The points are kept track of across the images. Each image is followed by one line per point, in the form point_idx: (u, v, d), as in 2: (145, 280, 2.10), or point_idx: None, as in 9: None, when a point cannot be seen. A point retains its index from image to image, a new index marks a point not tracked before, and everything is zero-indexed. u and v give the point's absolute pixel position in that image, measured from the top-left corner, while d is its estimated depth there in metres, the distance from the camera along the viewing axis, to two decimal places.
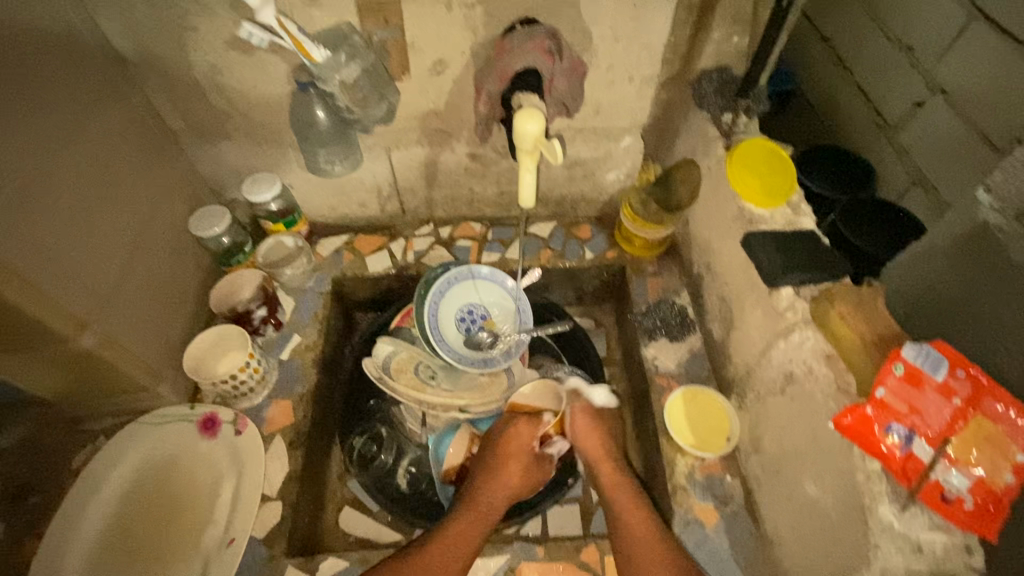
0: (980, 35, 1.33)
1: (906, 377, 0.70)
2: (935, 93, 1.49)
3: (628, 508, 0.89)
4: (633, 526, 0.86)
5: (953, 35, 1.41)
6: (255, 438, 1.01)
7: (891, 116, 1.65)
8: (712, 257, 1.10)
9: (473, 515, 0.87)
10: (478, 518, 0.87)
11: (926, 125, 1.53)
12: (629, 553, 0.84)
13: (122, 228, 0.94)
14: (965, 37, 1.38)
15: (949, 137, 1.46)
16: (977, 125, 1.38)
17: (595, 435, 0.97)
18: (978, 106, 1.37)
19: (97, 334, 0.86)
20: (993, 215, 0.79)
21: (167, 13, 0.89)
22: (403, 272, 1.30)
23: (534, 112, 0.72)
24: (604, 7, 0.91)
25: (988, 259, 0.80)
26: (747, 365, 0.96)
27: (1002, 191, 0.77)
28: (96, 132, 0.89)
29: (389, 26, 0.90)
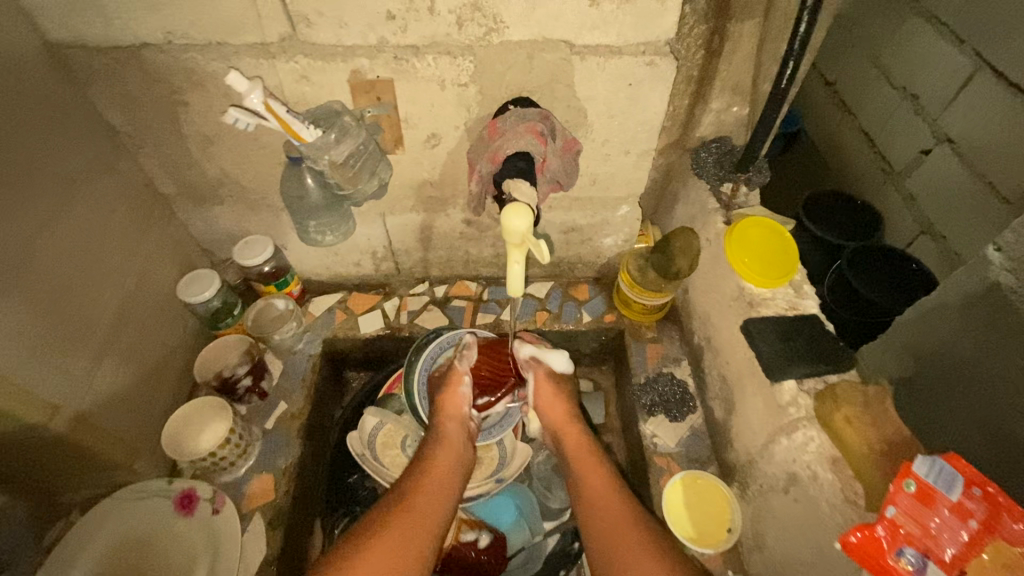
0: (987, 83, 1.35)
1: (917, 496, 0.65)
2: (941, 142, 1.50)
3: (590, 463, 0.94)
4: (589, 473, 0.93)
5: (959, 86, 1.44)
6: (232, 519, 0.97)
7: (897, 164, 1.65)
8: (711, 332, 1.06)
9: (446, 458, 0.91)
10: (451, 461, 0.91)
11: (933, 173, 1.52)
12: (586, 496, 0.90)
13: (106, 301, 0.91)
14: (974, 84, 1.40)
15: (960, 188, 1.44)
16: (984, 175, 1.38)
17: (558, 399, 0.99)
18: (984, 156, 1.38)
19: (70, 416, 0.83)
20: (1008, 276, 0.61)
21: (160, 90, 0.88)
22: (396, 334, 1.27)
23: (521, 207, 0.69)
24: (600, 86, 0.90)
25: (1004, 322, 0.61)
26: (749, 454, 0.91)
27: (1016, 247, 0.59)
28: (84, 206, 0.87)
29: (381, 103, 0.90)
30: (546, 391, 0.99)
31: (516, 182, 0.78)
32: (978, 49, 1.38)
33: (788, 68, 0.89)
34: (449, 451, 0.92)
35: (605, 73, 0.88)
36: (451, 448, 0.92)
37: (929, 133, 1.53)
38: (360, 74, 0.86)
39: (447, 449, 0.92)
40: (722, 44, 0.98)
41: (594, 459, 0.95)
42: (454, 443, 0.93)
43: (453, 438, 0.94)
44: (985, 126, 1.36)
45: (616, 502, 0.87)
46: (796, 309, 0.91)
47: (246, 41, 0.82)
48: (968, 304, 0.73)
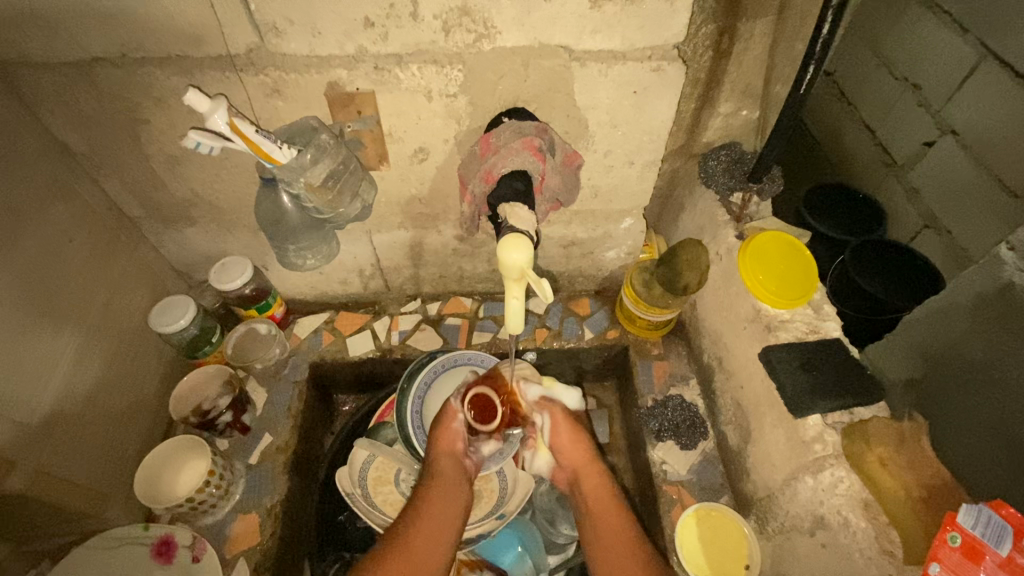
0: (992, 76, 1.24)
1: (965, 551, 0.59)
2: (944, 133, 1.38)
3: (606, 507, 0.84)
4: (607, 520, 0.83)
5: (962, 76, 1.32)
6: (214, 569, 0.91)
7: (899, 156, 1.52)
8: (723, 353, 1.00)
9: (444, 496, 0.80)
10: (450, 500, 0.80)
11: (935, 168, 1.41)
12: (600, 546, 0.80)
13: (66, 340, 0.83)
14: (975, 78, 1.29)
15: (960, 178, 1.35)
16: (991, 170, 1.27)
17: (574, 437, 0.91)
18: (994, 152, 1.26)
19: (28, 471, 0.75)
20: (1020, 275, 0.61)
21: (117, 107, 0.80)
22: (388, 356, 1.20)
23: (521, 238, 0.62)
24: (603, 95, 0.82)
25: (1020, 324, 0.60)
26: (768, 489, 0.85)
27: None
28: (36, 237, 0.79)
29: (363, 117, 0.82)
30: (563, 428, 0.92)
31: (512, 204, 0.70)
32: (984, 38, 1.26)
33: (807, 74, 0.83)
34: (446, 489, 0.81)
35: (608, 81, 0.80)
36: (448, 485, 0.82)
37: (931, 123, 1.41)
38: (338, 87, 0.78)
39: (445, 486, 0.81)
40: (732, 44, 0.90)
41: (605, 497, 0.86)
42: (451, 480, 0.82)
43: (449, 475, 0.83)
44: (996, 114, 1.24)
45: (630, 546, 0.78)
46: (816, 333, 0.84)
47: (210, 53, 0.74)
48: (977, 300, 0.65)
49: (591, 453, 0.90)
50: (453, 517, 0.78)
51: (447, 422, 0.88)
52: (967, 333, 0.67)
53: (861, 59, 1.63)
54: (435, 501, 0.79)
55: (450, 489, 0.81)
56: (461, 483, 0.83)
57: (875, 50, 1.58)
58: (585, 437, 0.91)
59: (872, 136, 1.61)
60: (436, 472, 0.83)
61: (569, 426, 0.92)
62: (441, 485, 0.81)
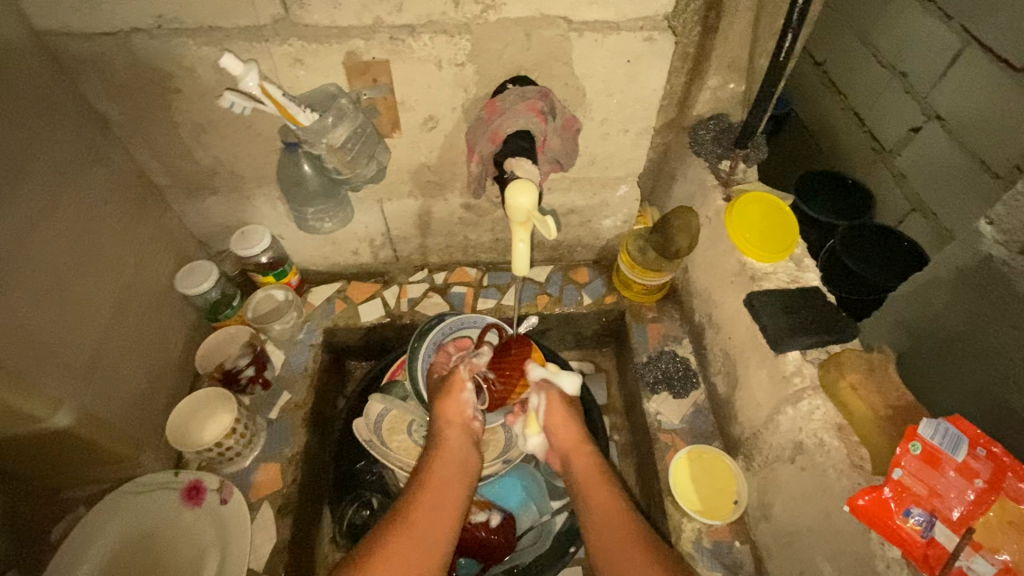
0: (977, 61, 1.29)
1: (924, 457, 0.66)
2: (930, 119, 1.44)
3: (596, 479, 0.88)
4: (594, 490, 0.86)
5: (948, 61, 1.37)
6: (241, 509, 0.98)
7: (886, 142, 1.59)
8: (713, 309, 1.07)
9: (448, 469, 0.84)
10: (454, 472, 0.84)
11: (924, 150, 1.47)
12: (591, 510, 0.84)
13: (104, 294, 0.90)
14: (960, 63, 1.34)
15: (946, 161, 1.40)
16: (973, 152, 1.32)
17: (565, 418, 0.95)
18: (975, 132, 1.31)
19: (73, 411, 0.81)
20: (999, 248, 0.67)
21: (151, 77, 0.86)
22: (397, 322, 1.27)
23: (528, 184, 0.69)
24: (599, 64, 0.89)
25: (996, 295, 0.68)
26: (753, 427, 0.92)
27: (1006, 223, 0.66)
28: (77, 198, 0.86)
29: (378, 85, 0.89)
30: (555, 407, 0.95)
31: (520, 160, 0.78)
32: (967, 23, 1.32)
33: (786, 42, 0.90)
34: (450, 463, 0.85)
35: (604, 50, 0.87)
36: (454, 458, 0.86)
37: (918, 108, 1.47)
38: (355, 56, 0.84)
39: (450, 460, 0.85)
40: (718, 19, 0.97)
41: (596, 473, 0.89)
42: (455, 454, 0.86)
43: (454, 448, 0.87)
44: (979, 101, 1.29)
45: (619, 514, 0.82)
46: (796, 283, 0.92)
47: (238, 24, 0.80)
48: (958, 274, 0.73)
49: (580, 434, 0.93)
50: (456, 487, 0.82)
51: (451, 399, 0.92)
52: (949, 302, 0.75)
53: (851, 51, 1.69)
54: (439, 473, 0.83)
55: (455, 462, 0.85)
56: (465, 457, 0.87)
57: (867, 44, 1.63)
58: (576, 419, 0.95)
59: (862, 125, 1.67)
60: (443, 445, 0.87)
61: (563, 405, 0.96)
62: (445, 459, 0.85)
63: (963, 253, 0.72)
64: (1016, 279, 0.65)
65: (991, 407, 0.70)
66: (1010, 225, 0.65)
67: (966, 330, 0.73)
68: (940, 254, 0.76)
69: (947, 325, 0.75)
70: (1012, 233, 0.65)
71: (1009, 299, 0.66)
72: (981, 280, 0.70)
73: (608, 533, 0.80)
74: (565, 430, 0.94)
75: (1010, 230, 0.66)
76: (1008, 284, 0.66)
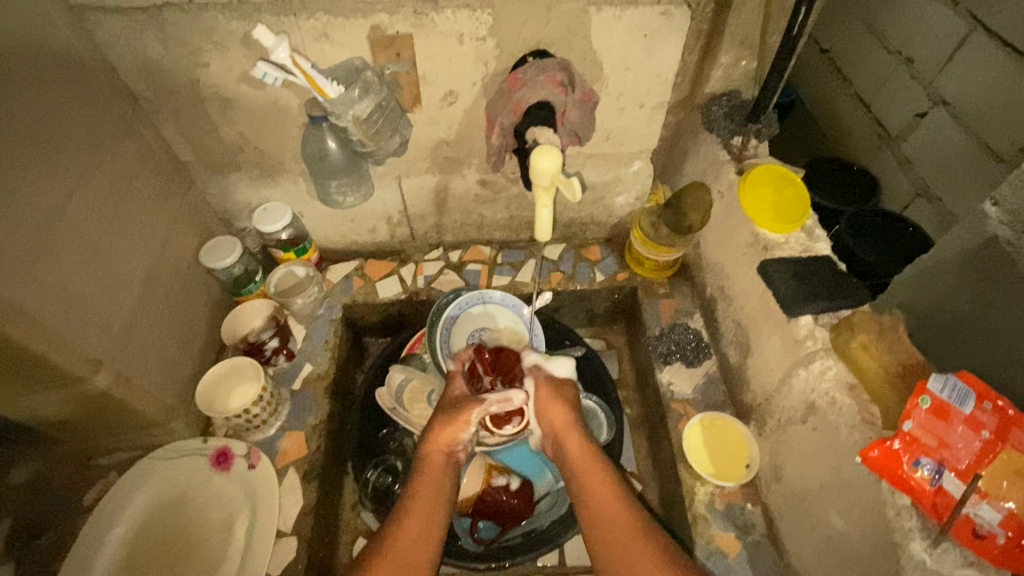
0: (980, 44, 1.29)
1: (932, 410, 0.69)
2: (935, 104, 1.43)
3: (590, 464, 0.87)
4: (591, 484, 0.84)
5: (953, 45, 1.36)
6: (269, 474, 1.00)
7: (892, 128, 1.58)
8: (725, 281, 1.09)
9: (433, 487, 0.84)
10: (439, 490, 0.84)
11: (925, 137, 1.47)
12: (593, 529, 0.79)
13: (137, 264, 0.93)
14: (965, 47, 1.33)
15: (946, 147, 1.41)
16: (977, 134, 1.32)
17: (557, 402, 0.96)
18: (977, 116, 1.32)
19: (111, 372, 0.85)
20: (1003, 230, 0.66)
21: (179, 51, 0.89)
22: (414, 297, 1.29)
23: (551, 148, 0.72)
24: (616, 37, 0.92)
25: (1000, 274, 0.66)
26: (766, 392, 0.96)
27: (1012, 203, 0.64)
28: (110, 170, 0.88)
29: (401, 59, 0.91)
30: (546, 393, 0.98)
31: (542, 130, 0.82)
32: (974, 9, 1.31)
33: (798, 18, 0.92)
34: (437, 482, 0.85)
35: (621, 25, 0.90)
36: (436, 479, 0.86)
37: (923, 93, 1.47)
38: (380, 30, 0.87)
39: (434, 478, 0.86)
40: None
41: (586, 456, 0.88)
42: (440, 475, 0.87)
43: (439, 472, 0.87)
44: (979, 82, 1.30)
45: (606, 493, 0.82)
46: (809, 252, 0.94)
47: None
48: (965, 254, 0.70)
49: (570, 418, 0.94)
50: (438, 503, 0.82)
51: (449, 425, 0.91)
52: (954, 285, 0.72)
53: (857, 38, 1.69)
54: (426, 493, 0.83)
55: (439, 482, 0.85)
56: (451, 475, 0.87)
57: (873, 32, 1.62)
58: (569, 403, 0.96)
59: (869, 111, 1.67)
60: (427, 467, 0.87)
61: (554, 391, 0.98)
62: (431, 477, 0.85)
63: (969, 234, 0.70)
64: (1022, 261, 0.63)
65: (1003, 367, 0.73)
66: (1017, 204, 0.63)
67: (972, 313, 0.70)
68: (944, 236, 0.73)
69: (952, 309, 0.72)
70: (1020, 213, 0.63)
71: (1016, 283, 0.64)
72: (986, 262, 0.68)
73: (608, 509, 0.80)
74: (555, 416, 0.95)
75: (1017, 210, 0.63)
76: (1012, 266, 0.65)
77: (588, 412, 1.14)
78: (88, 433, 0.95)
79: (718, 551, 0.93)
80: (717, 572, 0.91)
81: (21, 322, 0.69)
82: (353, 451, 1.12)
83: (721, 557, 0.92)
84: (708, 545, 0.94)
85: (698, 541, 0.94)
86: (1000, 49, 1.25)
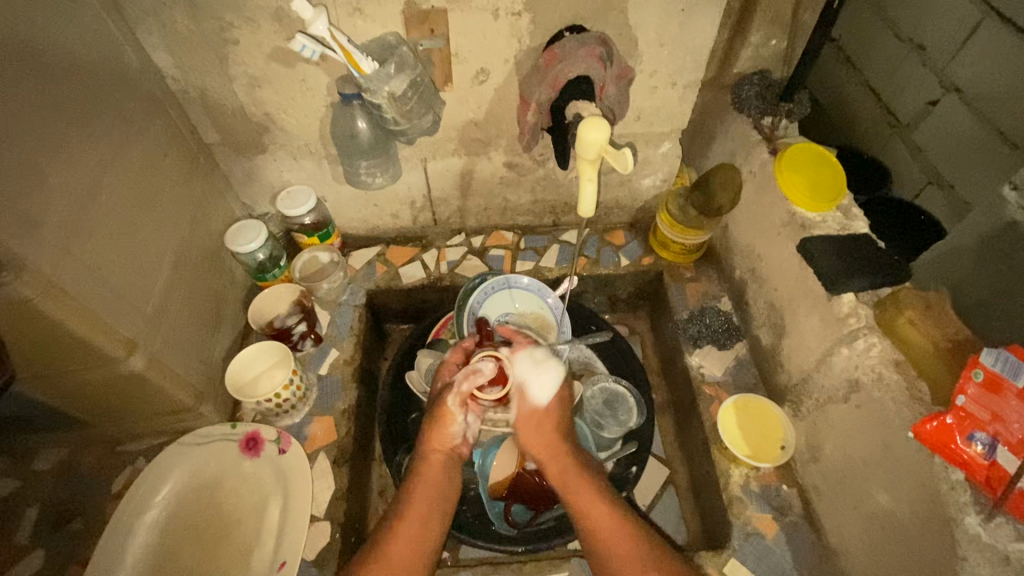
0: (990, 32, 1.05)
1: (985, 384, 0.68)
2: (948, 92, 1.16)
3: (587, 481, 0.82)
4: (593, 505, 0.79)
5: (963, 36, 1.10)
6: (300, 457, 0.98)
7: (903, 116, 1.27)
8: (756, 263, 1.08)
9: (428, 493, 0.79)
10: (435, 495, 0.80)
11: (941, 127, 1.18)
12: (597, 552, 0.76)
13: (167, 244, 0.92)
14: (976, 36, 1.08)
15: (964, 137, 1.14)
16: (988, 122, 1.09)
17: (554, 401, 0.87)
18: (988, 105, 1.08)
19: (145, 354, 0.84)
20: (1020, 214, 0.82)
21: (210, 27, 0.88)
22: (438, 284, 1.26)
23: (598, 122, 0.74)
24: (650, 14, 0.93)
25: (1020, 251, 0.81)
26: (802, 372, 0.95)
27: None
28: (140, 149, 0.87)
29: (435, 35, 0.91)
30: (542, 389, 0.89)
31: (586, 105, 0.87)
32: None
33: None
34: (431, 492, 0.80)
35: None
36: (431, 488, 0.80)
37: (935, 80, 1.18)
38: (414, 5, 0.86)
39: (428, 486, 0.80)
40: None
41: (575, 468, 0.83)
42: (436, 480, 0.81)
43: (435, 477, 0.81)
44: (995, 70, 1.06)
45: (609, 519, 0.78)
46: (848, 230, 0.93)
47: None
48: (982, 237, 0.85)
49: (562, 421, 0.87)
50: (434, 516, 0.78)
51: (443, 424, 0.83)
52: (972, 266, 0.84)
53: (864, 25, 1.35)
54: (420, 503, 0.78)
55: (434, 491, 0.80)
56: (450, 481, 0.82)
57: (885, 18, 1.29)
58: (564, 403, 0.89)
59: (878, 100, 1.32)
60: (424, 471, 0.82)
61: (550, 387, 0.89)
62: (425, 486, 0.80)
63: (985, 221, 0.86)
64: None
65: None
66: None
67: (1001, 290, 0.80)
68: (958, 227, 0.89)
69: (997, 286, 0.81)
70: None
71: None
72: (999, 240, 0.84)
73: (601, 530, 0.77)
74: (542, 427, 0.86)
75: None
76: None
77: (618, 395, 1.13)
78: (119, 418, 0.94)
79: (755, 533, 0.92)
80: (755, 553, 0.91)
81: (59, 298, 0.68)
82: (383, 436, 1.10)
83: (758, 539, 0.92)
84: (745, 527, 0.93)
85: (735, 523, 0.93)
86: (1014, 36, 1.01)
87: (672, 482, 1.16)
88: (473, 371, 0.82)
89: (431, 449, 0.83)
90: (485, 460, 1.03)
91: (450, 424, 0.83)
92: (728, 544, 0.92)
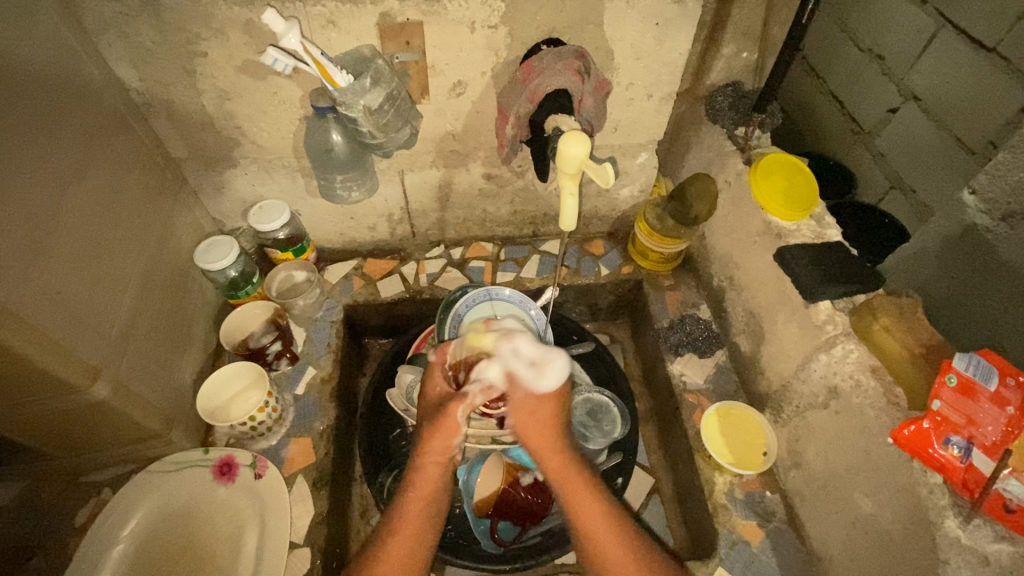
0: (950, 49, 1.07)
1: (960, 388, 0.70)
2: (907, 100, 1.18)
3: (579, 490, 0.76)
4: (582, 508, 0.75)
5: (919, 50, 1.13)
6: (278, 480, 0.94)
7: (867, 123, 1.29)
8: (735, 271, 1.09)
9: (425, 500, 0.77)
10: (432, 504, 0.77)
11: (904, 138, 1.20)
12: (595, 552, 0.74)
13: (133, 264, 0.89)
14: (932, 52, 1.11)
15: (921, 144, 1.16)
16: (950, 128, 1.09)
17: (536, 422, 0.80)
18: (950, 111, 1.09)
19: (110, 381, 0.80)
20: (980, 217, 0.83)
21: (177, 39, 0.85)
22: (417, 298, 1.24)
23: (579, 136, 0.75)
24: (625, 27, 0.95)
25: (977, 259, 0.85)
26: (783, 379, 0.97)
27: (988, 193, 0.81)
28: (102, 166, 0.84)
29: (411, 48, 0.91)
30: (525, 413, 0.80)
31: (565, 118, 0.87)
32: (943, 6, 1.08)
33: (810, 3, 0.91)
34: (424, 503, 0.77)
35: (635, 12, 0.93)
36: (426, 492, 0.77)
37: (894, 89, 1.21)
38: (389, 18, 0.86)
39: (423, 496, 0.77)
40: None
41: (575, 477, 0.77)
42: (434, 482, 0.78)
43: (428, 489, 0.77)
44: (953, 82, 1.07)
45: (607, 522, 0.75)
46: (821, 239, 0.95)
47: None
48: (945, 240, 0.88)
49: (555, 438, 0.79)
50: (428, 524, 0.76)
51: (444, 436, 0.77)
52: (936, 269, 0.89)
53: (827, 34, 1.37)
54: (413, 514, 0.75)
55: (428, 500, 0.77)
56: (442, 491, 0.79)
57: (845, 29, 1.32)
58: (552, 420, 0.80)
59: (843, 107, 1.35)
60: (421, 480, 0.77)
61: (533, 409, 0.80)
62: (418, 497, 0.77)
63: (949, 222, 0.88)
64: (998, 243, 0.82)
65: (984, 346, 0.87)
66: (991, 194, 0.80)
67: (952, 295, 0.89)
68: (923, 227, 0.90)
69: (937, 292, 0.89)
70: (994, 201, 0.80)
71: (992, 263, 0.83)
72: (963, 241, 0.86)
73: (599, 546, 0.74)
74: (538, 435, 0.80)
75: (992, 198, 0.81)
76: (991, 246, 0.83)
77: (602, 406, 1.12)
78: (81, 450, 0.89)
79: (741, 540, 0.92)
80: (742, 561, 0.91)
81: (14, 327, 0.64)
82: (365, 455, 1.08)
83: (744, 546, 0.92)
84: (731, 535, 0.93)
85: (720, 531, 0.93)
86: (968, 47, 1.03)
87: (656, 491, 1.16)
88: (485, 386, 0.79)
89: (425, 461, 0.78)
90: (469, 477, 1.02)
91: (452, 435, 0.77)
92: (715, 553, 0.92)
